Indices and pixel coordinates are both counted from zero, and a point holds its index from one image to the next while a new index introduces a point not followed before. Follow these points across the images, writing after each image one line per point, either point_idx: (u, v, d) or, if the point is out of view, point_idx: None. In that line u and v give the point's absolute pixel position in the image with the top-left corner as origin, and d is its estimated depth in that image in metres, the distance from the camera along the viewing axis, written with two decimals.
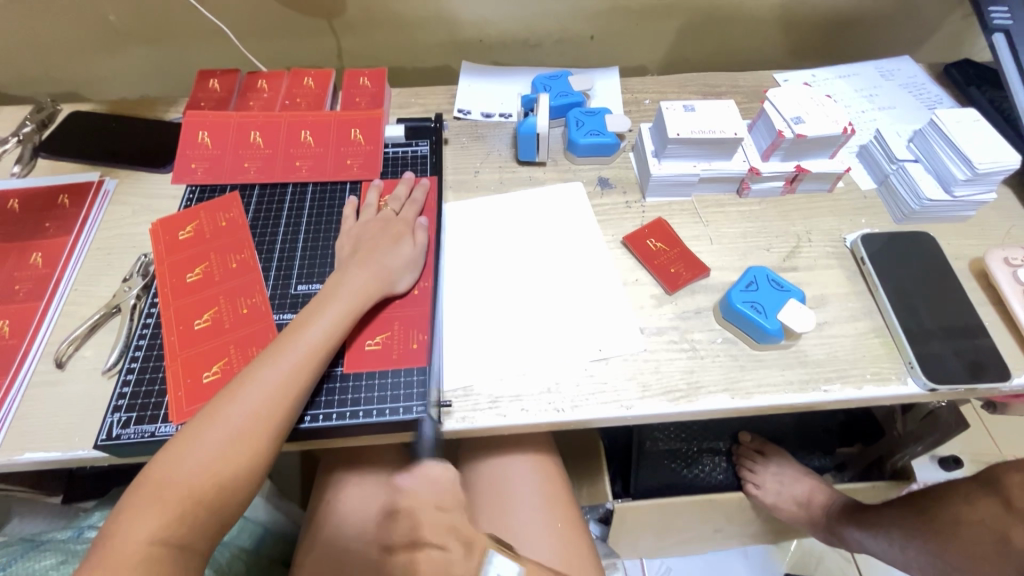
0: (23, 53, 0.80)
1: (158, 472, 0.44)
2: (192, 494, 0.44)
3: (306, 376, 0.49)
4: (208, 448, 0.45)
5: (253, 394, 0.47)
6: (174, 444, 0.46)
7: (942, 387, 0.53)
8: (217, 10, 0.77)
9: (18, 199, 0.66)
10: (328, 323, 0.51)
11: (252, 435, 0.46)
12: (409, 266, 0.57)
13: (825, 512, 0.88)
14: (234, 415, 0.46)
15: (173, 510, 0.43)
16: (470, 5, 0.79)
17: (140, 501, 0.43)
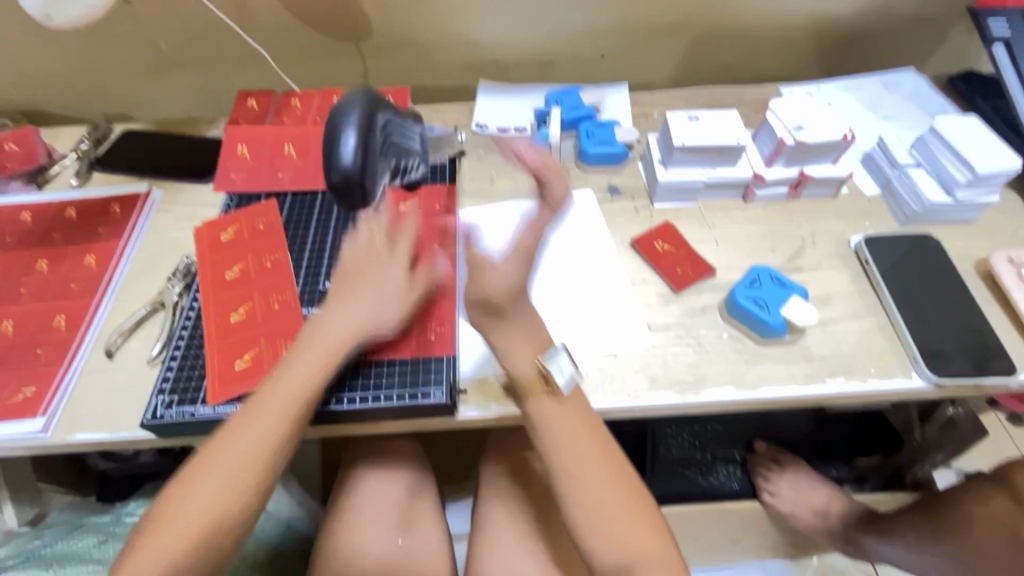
0: (82, 78, 0.88)
1: (177, 492, 0.47)
2: (212, 508, 0.46)
3: (307, 386, 0.50)
4: (225, 462, 0.48)
5: (261, 409, 0.49)
6: (188, 465, 0.48)
7: (946, 380, 0.54)
8: (257, 37, 0.84)
9: (74, 207, 0.72)
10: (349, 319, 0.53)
11: (264, 444, 0.48)
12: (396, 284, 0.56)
13: (844, 521, 0.87)
14: (246, 430, 0.49)
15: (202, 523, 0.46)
16: (488, 29, 0.85)
17: (160, 517, 0.46)
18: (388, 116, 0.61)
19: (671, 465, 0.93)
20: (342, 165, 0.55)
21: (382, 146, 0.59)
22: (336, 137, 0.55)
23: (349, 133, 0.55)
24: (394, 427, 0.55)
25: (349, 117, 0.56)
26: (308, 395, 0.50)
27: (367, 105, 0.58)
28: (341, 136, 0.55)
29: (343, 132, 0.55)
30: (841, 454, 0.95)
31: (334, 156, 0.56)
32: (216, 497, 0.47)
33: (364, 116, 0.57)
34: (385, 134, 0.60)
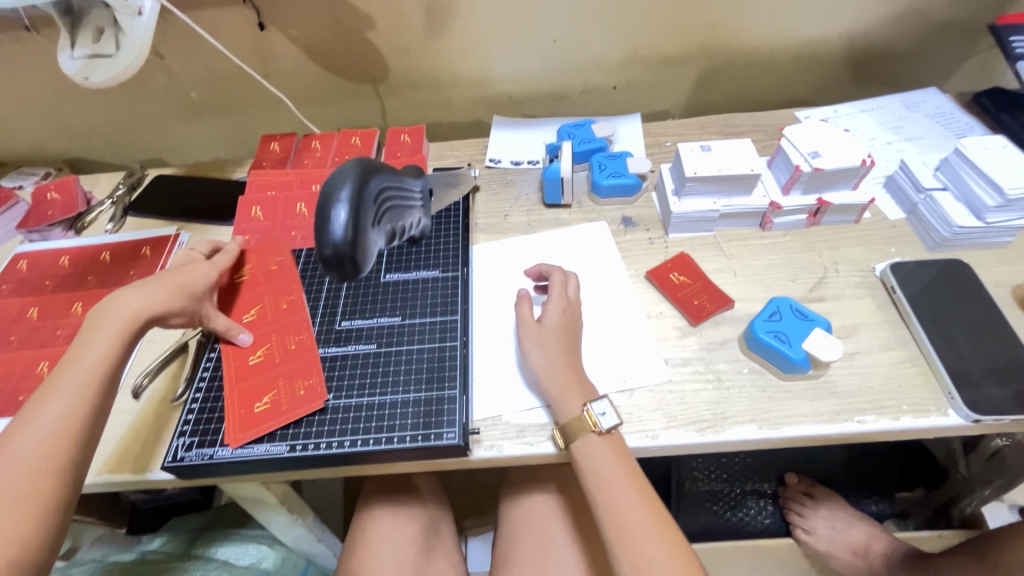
0: (121, 128, 0.93)
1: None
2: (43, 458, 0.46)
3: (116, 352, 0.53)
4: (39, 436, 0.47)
5: (75, 374, 0.51)
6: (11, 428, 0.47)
7: (986, 419, 0.51)
8: (280, 84, 0.88)
9: (109, 251, 0.75)
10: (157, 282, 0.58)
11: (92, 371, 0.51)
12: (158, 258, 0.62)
13: (885, 562, 0.80)
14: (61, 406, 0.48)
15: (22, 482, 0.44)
16: (500, 67, 0.87)
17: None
18: (389, 177, 0.47)
19: (696, 499, 0.91)
20: (334, 240, 0.42)
21: (377, 213, 0.46)
22: (325, 208, 0.42)
23: (341, 205, 0.42)
24: (411, 466, 0.55)
25: (342, 184, 0.43)
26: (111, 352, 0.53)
27: (364, 171, 0.44)
28: (330, 209, 0.42)
29: (333, 208, 0.42)
30: (875, 484, 0.91)
31: (320, 229, 0.42)
32: (41, 457, 0.46)
33: (359, 184, 0.43)
34: (382, 202, 0.46)
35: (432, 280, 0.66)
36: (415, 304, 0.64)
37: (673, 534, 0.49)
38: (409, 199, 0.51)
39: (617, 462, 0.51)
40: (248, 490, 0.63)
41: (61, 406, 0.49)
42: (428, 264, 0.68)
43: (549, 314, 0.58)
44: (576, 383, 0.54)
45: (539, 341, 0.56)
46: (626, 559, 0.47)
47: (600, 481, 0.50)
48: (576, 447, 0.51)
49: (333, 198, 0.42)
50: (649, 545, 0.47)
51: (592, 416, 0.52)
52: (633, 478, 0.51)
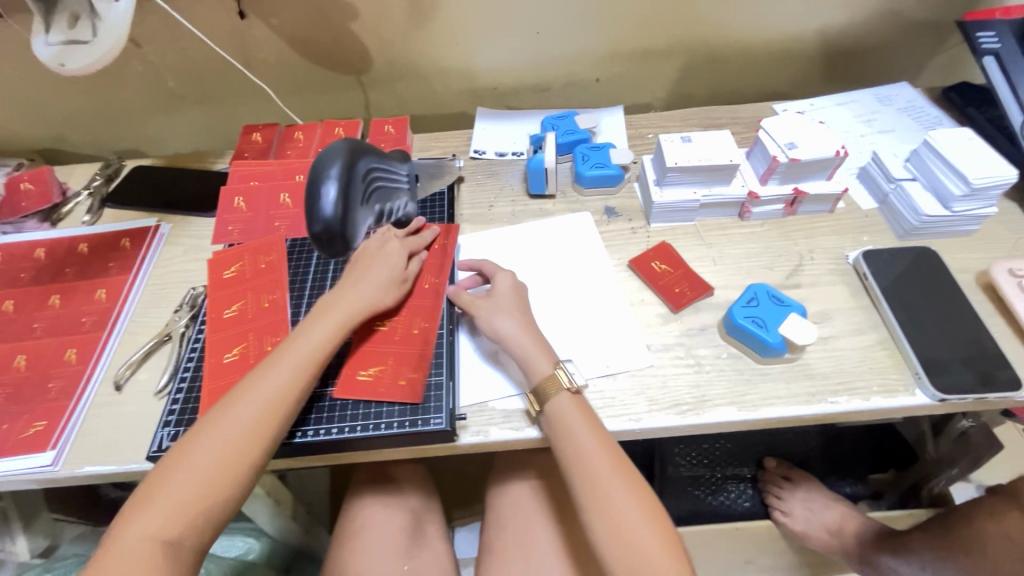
0: (96, 119, 0.91)
1: (159, 477, 0.46)
2: (192, 493, 0.45)
3: (294, 399, 0.51)
4: (194, 468, 0.46)
5: (252, 403, 0.50)
6: (176, 448, 0.48)
7: (951, 398, 0.54)
8: (261, 74, 0.87)
9: (86, 242, 0.74)
10: (324, 329, 0.55)
11: (270, 405, 0.50)
12: (393, 280, 0.60)
13: (858, 541, 0.83)
14: (224, 443, 0.48)
15: (170, 516, 0.44)
16: (484, 59, 0.87)
17: (139, 505, 0.45)
18: (369, 163, 0.56)
19: (678, 484, 0.93)
20: (323, 214, 0.50)
21: (361, 193, 0.54)
22: (316, 186, 0.51)
23: (330, 182, 0.51)
24: (397, 452, 0.55)
25: (331, 164, 0.52)
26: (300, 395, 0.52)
27: (348, 155, 0.53)
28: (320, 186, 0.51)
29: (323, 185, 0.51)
30: (849, 466, 0.95)
31: (312, 206, 0.51)
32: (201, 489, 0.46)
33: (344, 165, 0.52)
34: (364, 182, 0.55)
35: None
36: None
37: (647, 499, 0.50)
38: (388, 180, 0.61)
39: (588, 425, 0.52)
40: None
41: (233, 433, 0.48)
42: None
43: (501, 283, 0.61)
44: (542, 346, 0.56)
45: (497, 305, 0.59)
46: (598, 516, 0.49)
47: (572, 444, 0.51)
48: (549, 410, 0.53)
49: (322, 177, 0.51)
50: (620, 500, 0.49)
51: (565, 372, 0.54)
52: (602, 439, 0.51)
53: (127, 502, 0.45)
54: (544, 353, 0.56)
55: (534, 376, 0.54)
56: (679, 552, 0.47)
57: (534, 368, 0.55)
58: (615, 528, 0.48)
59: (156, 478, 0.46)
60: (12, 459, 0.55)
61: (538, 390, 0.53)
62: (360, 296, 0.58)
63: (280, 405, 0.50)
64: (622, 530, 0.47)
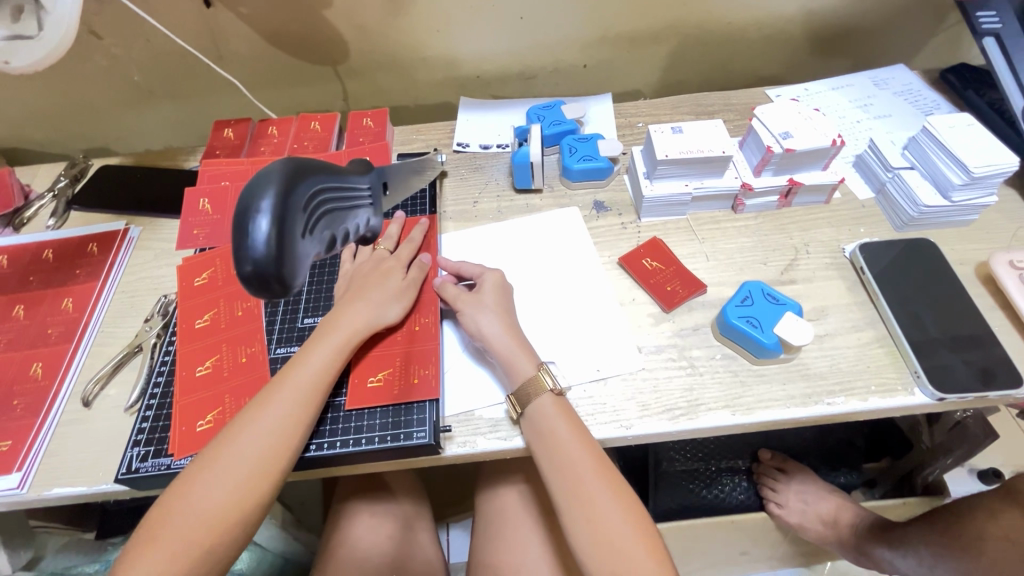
0: (59, 116, 0.87)
1: (162, 512, 0.45)
2: (193, 532, 0.44)
3: (300, 429, 0.49)
4: (200, 502, 0.45)
5: (253, 437, 0.47)
6: (176, 483, 0.46)
7: (950, 397, 0.52)
8: (232, 65, 0.83)
9: (52, 249, 0.71)
10: (327, 354, 0.52)
11: (274, 440, 0.48)
12: (398, 296, 0.58)
13: (853, 532, 0.83)
14: (226, 477, 0.46)
15: (173, 557, 0.43)
16: (466, 46, 0.83)
17: (145, 543, 0.44)
18: (319, 181, 0.42)
19: (674, 479, 0.91)
20: (255, 256, 0.37)
21: (308, 221, 0.41)
22: (243, 221, 0.37)
23: (263, 216, 0.37)
24: (380, 466, 0.53)
25: (262, 192, 0.38)
26: (306, 423, 0.50)
27: (289, 175, 0.39)
28: (249, 219, 0.37)
29: (253, 218, 0.37)
30: (844, 456, 0.94)
31: (239, 242, 0.37)
32: (205, 526, 0.44)
33: (283, 191, 0.38)
34: (311, 210, 0.41)
35: None
36: None
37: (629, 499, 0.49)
38: (341, 199, 0.46)
39: (569, 427, 0.50)
40: None
41: (235, 468, 0.46)
42: None
43: (484, 281, 0.59)
44: (525, 347, 0.54)
45: (480, 304, 0.57)
46: (580, 519, 0.47)
47: (551, 449, 0.49)
48: (530, 412, 0.51)
49: (252, 207, 0.37)
50: (602, 503, 0.47)
51: (548, 374, 0.52)
52: (583, 438, 0.50)
53: (127, 543, 0.45)
54: (527, 354, 0.54)
55: (515, 378, 0.52)
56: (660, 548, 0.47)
57: (514, 370, 0.53)
58: (598, 528, 0.46)
59: (156, 515, 0.45)
60: None
61: (517, 392, 0.52)
62: (360, 316, 0.55)
63: (286, 440, 0.48)
64: (603, 537, 0.46)
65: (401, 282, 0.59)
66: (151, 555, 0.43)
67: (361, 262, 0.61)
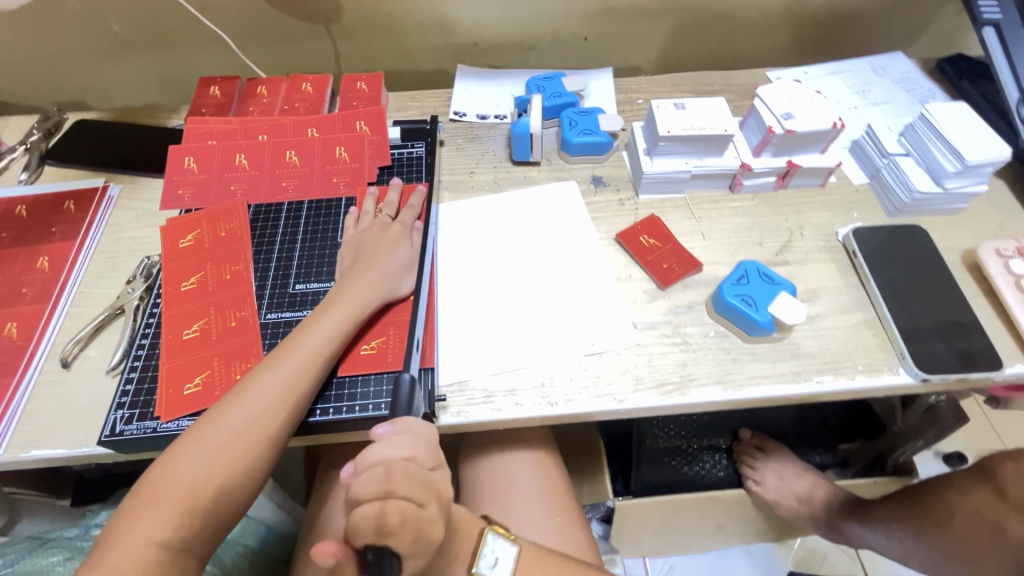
0: (31, 65, 0.82)
1: (158, 473, 0.44)
2: (190, 495, 0.43)
3: (300, 395, 0.48)
4: (198, 464, 0.44)
5: (254, 402, 0.47)
6: (175, 444, 0.46)
7: (933, 377, 0.53)
8: (218, 19, 0.79)
9: (25, 205, 0.67)
10: (328, 328, 0.51)
11: (274, 404, 0.47)
12: (407, 267, 0.57)
13: (826, 508, 0.87)
14: (224, 441, 0.45)
15: (164, 520, 0.42)
16: (464, 11, 0.81)
17: (140, 503, 0.43)
18: None
19: (655, 455, 0.92)
20: None
21: None
22: None
23: None
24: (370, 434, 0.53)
25: None
26: (310, 391, 0.49)
27: None
28: None
29: None
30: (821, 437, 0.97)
31: None
32: (202, 488, 0.44)
33: None
34: None
35: None
36: None
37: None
38: None
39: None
40: None
41: (235, 429, 0.46)
42: None
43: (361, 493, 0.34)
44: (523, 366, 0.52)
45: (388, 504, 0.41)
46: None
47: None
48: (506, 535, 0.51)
49: None
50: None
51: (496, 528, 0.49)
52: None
53: (122, 501, 0.44)
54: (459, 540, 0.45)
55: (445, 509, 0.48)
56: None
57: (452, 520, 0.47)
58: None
59: (152, 477, 0.44)
60: None
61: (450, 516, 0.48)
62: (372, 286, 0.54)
63: (286, 404, 0.47)
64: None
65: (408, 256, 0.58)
66: (145, 515, 0.42)
67: (365, 231, 0.60)
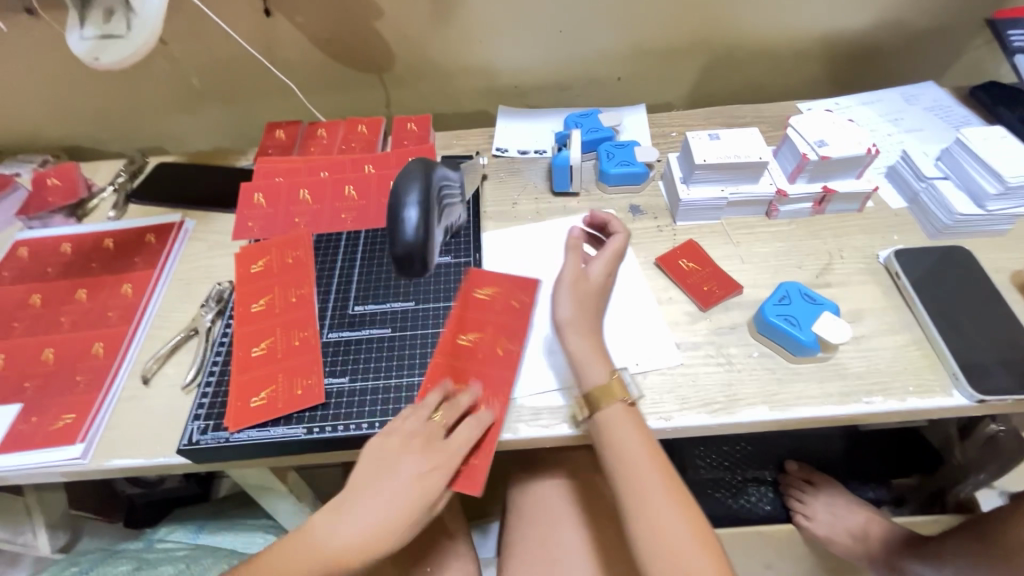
0: (120, 115, 0.92)
1: None
2: None
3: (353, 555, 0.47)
4: None
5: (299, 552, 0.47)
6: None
7: (989, 398, 0.53)
8: (284, 71, 0.88)
9: (112, 238, 0.75)
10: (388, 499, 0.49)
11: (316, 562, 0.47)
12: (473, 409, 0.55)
13: (883, 545, 0.83)
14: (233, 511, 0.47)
15: None
16: (507, 57, 0.87)
17: None
18: (442, 175, 0.50)
19: (700, 487, 0.92)
20: (405, 240, 0.44)
21: (437, 209, 0.49)
22: (396, 209, 0.44)
23: (411, 206, 0.44)
24: None
25: (408, 188, 0.45)
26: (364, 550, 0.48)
27: (425, 169, 0.47)
28: (402, 208, 0.44)
29: (404, 209, 0.44)
30: (873, 471, 0.92)
31: (393, 229, 0.44)
32: None
33: (424, 183, 0.46)
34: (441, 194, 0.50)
35: (443, 266, 0.66)
36: (427, 289, 0.64)
37: (696, 517, 0.48)
38: (452, 195, 0.54)
39: (641, 442, 0.50)
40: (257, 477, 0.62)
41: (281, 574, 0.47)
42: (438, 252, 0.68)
43: (594, 273, 0.59)
44: (599, 353, 0.55)
45: (579, 300, 0.57)
46: (647, 527, 0.47)
47: (637, 491, 0.49)
48: (600, 419, 0.52)
49: (402, 200, 0.45)
50: (667, 514, 0.47)
51: (620, 385, 0.53)
52: (652, 450, 0.50)
53: None
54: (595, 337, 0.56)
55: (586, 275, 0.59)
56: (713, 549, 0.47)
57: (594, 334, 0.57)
58: (656, 528, 0.47)
59: None
60: (42, 452, 0.55)
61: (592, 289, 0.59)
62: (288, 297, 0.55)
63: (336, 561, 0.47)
64: (671, 551, 0.46)
65: (602, 276, 0.59)
66: None
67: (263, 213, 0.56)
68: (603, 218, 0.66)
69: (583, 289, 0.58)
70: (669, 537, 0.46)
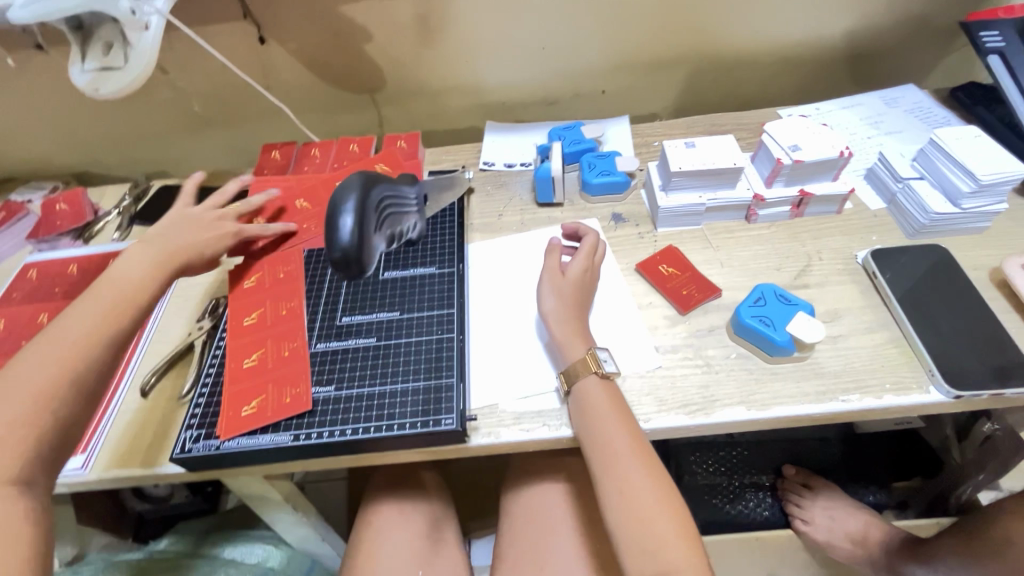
0: (126, 142, 0.96)
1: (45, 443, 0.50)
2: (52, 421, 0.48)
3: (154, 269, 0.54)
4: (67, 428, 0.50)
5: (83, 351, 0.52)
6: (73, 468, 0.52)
7: (966, 394, 0.53)
8: (280, 95, 0.92)
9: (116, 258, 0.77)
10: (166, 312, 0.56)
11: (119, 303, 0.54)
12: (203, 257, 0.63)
13: (883, 549, 0.81)
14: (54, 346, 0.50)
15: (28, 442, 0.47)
16: (493, 75, 0.90)
17: None
18: (386, 188, 0.58)
19: (696, 493, 0.91)
20: (341, 243, 0.52)
21: (379, 218, 0.56)
22: (334, 217, 0.53)
23: (347, 213, 0.53)
24: (408, 455, 0.56)
25: (347, 196, 0.53)
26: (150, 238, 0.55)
27: (365, 183, 0.55)
28: (339, 215, 0.52)
29: (340, 215, 0.53)
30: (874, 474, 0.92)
31: (331, 234, 0.53)
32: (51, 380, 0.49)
33: (361, 197, 0.54)
34: (383, 205, 0.58)
35: (430, 276, 0.68)
36: (413, 299, 0.66)
37: (664, 484, 0.50)
38: (404, 204, 0.62)
39: (627, 435, 0.52)
40: (253, 487, 0.63)
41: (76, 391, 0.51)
42: (424, 262, 0.70)
43: (573, 265, 0.63)
44: (578, 333, 0.58)
45: (557, 288, 0.62)
46: (614, 488, 0.50)
47: (606, 453, 0.51)
48: (577, 389, 0.55)
49: (340, 207, 0.53)
50: (634, 476, 0.50)
51: (595, 359, 0.55)
52: (622, 417, 0.53)
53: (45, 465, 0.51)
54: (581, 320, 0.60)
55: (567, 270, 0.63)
56: (675, 501, 0.49)
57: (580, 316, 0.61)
58: (625, 490, 0.49)
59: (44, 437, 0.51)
60: None
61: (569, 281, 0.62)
62: (218, 240, 0.65)
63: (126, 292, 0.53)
64: (637, 512, 0.48)
65: (579, 270, 0.63)
66: None
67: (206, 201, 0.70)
68: (572, 227, 0.69)
69: (560, 283, 0.62)
70: (633, 498, 0.49)
